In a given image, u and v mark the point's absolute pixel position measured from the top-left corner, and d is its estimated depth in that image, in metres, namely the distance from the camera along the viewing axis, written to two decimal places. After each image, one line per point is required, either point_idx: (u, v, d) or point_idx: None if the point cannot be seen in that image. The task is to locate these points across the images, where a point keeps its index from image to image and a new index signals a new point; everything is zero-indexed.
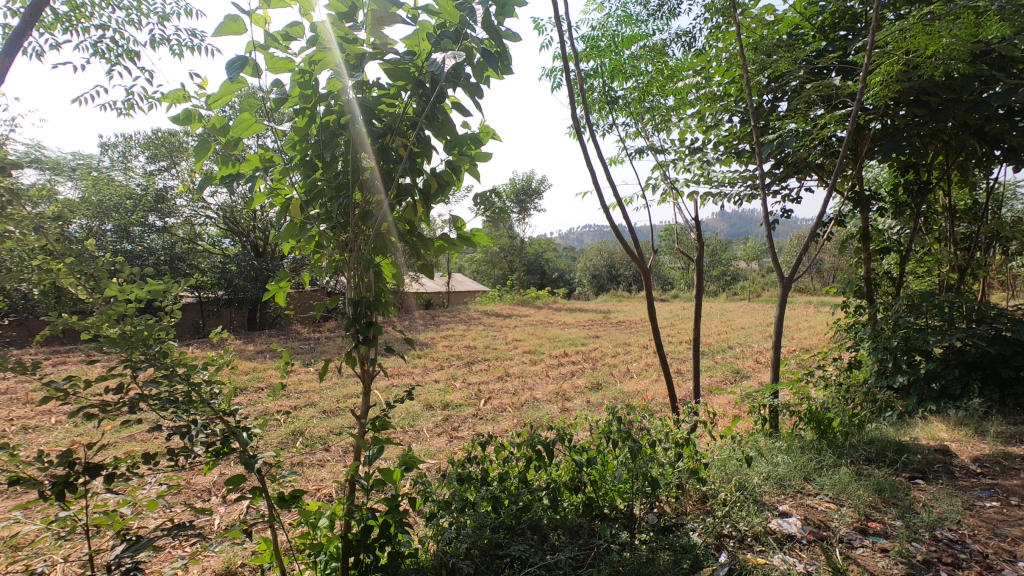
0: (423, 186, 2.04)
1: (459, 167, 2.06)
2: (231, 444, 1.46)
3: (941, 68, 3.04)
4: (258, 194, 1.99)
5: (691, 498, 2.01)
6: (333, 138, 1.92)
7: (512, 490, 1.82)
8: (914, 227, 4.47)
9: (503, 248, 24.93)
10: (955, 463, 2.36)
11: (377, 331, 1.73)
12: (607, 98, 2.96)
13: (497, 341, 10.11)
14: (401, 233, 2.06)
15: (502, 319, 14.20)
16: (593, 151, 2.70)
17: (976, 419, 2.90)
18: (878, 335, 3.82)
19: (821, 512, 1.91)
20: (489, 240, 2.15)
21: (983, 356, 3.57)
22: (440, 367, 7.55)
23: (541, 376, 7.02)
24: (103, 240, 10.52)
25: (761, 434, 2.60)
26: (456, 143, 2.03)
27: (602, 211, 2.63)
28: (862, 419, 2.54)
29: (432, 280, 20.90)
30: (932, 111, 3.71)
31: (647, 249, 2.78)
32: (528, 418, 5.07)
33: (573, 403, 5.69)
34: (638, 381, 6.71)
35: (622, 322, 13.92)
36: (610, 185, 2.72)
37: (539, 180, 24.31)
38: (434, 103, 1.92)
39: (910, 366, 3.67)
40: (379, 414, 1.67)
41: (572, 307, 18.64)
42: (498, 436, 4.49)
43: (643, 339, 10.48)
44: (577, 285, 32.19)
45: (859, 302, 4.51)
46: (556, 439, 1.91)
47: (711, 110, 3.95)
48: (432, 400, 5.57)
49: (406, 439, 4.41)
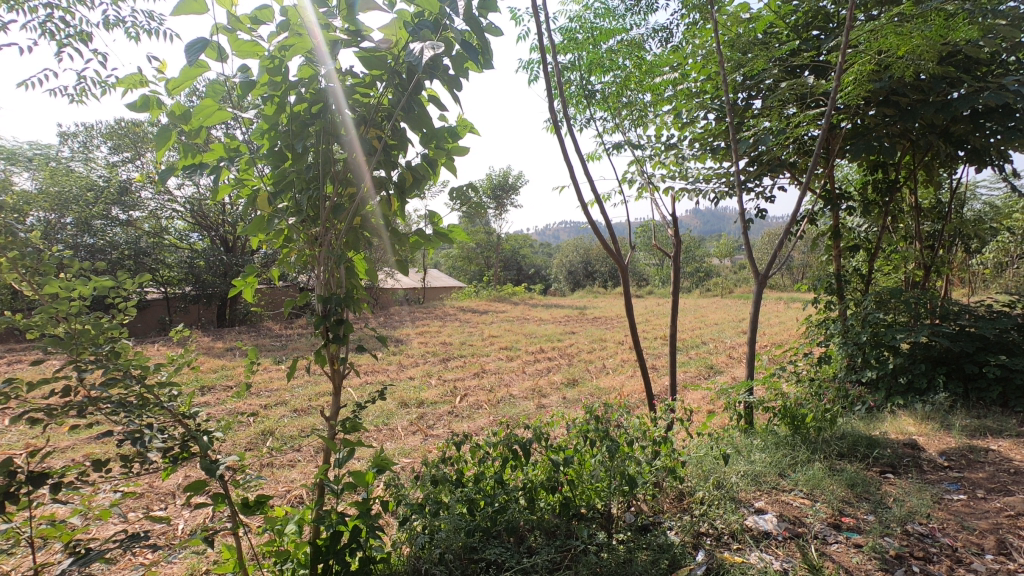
0: (398, 180, 2.00)
1: (436, 162, 2.02)
2: (190, 449, 1.39)
3: (911, 68, 3.08)
4: (223, 185, 1.90)
5: (668, 496, 2.00)
6: (304, 128, 1.84)
7: (488, 491, 1.79)
8: (882, 225, 4.57)
9: (480, 244, 24.87)
10: (924, 457, 2.41)
11: (347, 330, 1.66)
12: (584, 92, 2.92)
13: (474, 337, 10.07)
14: (375, 228, 2.01)
15: (478, 314, 14.14)
16: (572, 146, 2.66)
17: (942, 413, 2.97)
18: (847, 332, 3.89)
19: (796, 508, 1.91)
20: (465, 236, 2.11)
21: (949, 352, 3.66)
22: (416, 364, 7.47)
23: (518, 373, 6.99)
24: (64, 234, 10.13)
25: (736, 430, 2.62)
26: (433, 137, 1.99)
27: (581, 207, 2.59)
28: (835, 414, 2.57)
29: (407, 277, 20.75)
30: (901, 111, 3.79)
31: (626, 248, 2.75)
32: (504, 415, 5.05)
33: (550, 399, 5.67)
34: (613, 377, 6.75)
35: (598, 318, 14.01)
36: (589, 182, 2.68)
37: (515, 175, 24.23)
38: (410, 95, 1.87)
39: (879, 362, 3.75)
40: (350, 417, 1.60)
41: (549, 303, 18.69)
42: (474, 433, 4.46)
43: (618, 335, 10.53)
44: (553, 281, 32.25)
45: (829, 299, 4.60)
46: (533, 438, 1.88)
47: (687, 106, 3.96)
48: (407, 397, 5.50)
49: (380, 438, 4.33)
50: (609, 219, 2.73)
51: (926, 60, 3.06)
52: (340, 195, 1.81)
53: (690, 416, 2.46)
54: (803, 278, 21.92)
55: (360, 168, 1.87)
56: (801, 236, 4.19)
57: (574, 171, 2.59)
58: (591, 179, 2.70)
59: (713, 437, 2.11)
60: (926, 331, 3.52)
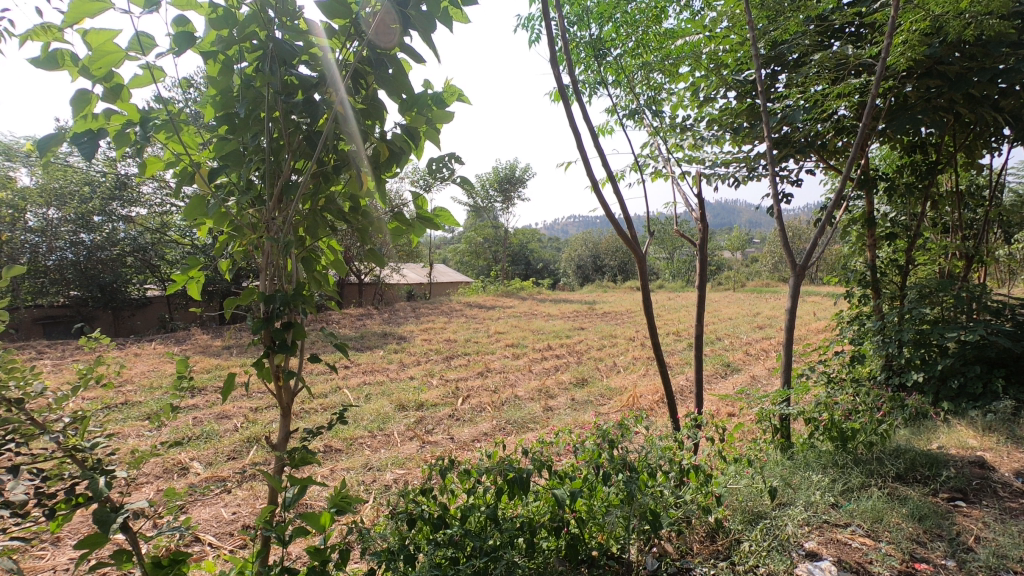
0: (370, 155, 1.67)
1: (417, 132, 1.70)
2: (80, 495, 1.07)
3: (972, 28, 2.68)
4: (152, 157, 1.53)
5: (698, 533, 1.65)
6: (250, 86, 1.50)
7: (477, 533, 1.46)
8: (921, 211, 4.16)
9: (487, 240, 24.57)
10: (996, 479, 2.04)
11: (299, 338, 1.32)
12: (596, 54, 2.54)
13: (479, 334, 9.75)
14: (342, 212, 1.66)
15: (485, 310, 13.80)
16: (581, 115, 2.29)
17: (1006, 423, 2.59)
18: (888, 329, 3.50)
19: (856, 551, 1.55)
20: (455, 222, 1.78)
21: (1006, 352, 3.26)
22: (417, 363, 7.16)
23: (523, 372, 6.64)
24: (61, 230, 9.90)
25: (772, 447, 2.27)
26: (414, 103, 1.67)
27: (591, 186, 2.23)
28: (888, 427, 2.21)
29: (413, 274, 20.44)
30: (949, 81, 3.37)
31: (643, 235, 2.37)
32: (508, 419, 4.71)
33: (557, 401, 5.32)
34: (625, 376, 6.41)
35: (608, 313, 13.61)
36: (600, 157, 2.31)
37: (523, 168, 23.77)
38: (381, 47, 1.54)
39: (925, 363, 3.36)
40: (302, 446, 1.27)
41: (557, 297, 18.28)
42: (474, 441, 4.13)
43: (629, 331, 10.12)
44: (562, 275, 31.81)
45: (862, 293, 4.21)
46: (534, 467, 1.54)
47: (708, 81, 3.57)
48: (405, 399, 5.18)
49: (374, 446, 4.01)
50: (623, 201, 2.36)
51: (991, 16, 2.64)
52: (295, 167, 1.46)
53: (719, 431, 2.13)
54: (819, 272, 21.29)
55: (320, 136, 1.52)
56: (835, 224, 3.78)
57: (582, 147, 2.23)
58: (602, 157, 2.34)
59: (753, 464, 1.75)
60: (980, 329, 3.12)
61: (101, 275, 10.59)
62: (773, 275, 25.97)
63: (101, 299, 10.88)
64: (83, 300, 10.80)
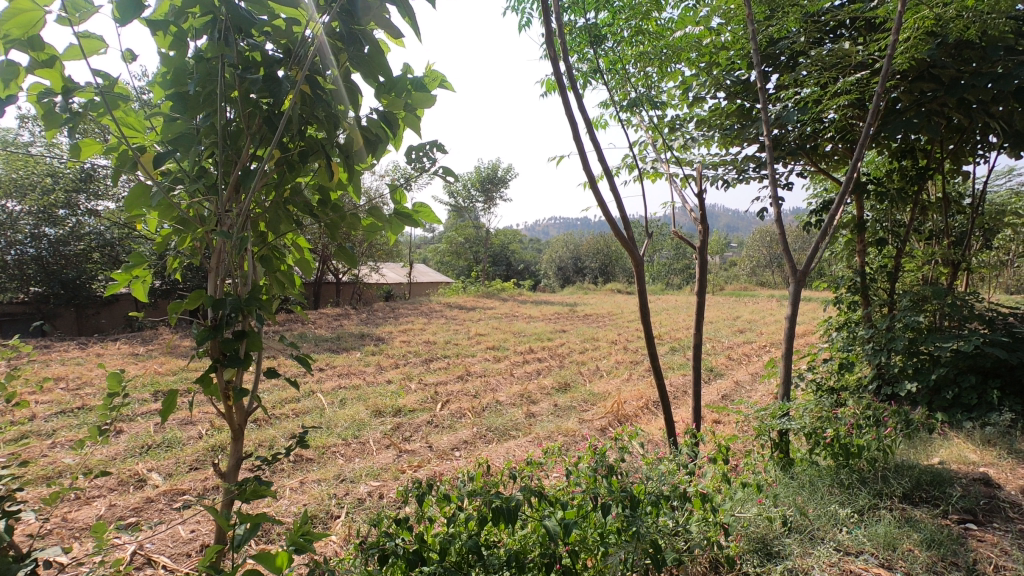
0: (342, 143, 1.49)
1: (395, 120, 1.53)
2: None
3: (974, 29, 2.60)
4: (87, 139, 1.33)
5: (701, 564, 1.51)
6: (204, 60, 1.32)
7: (459, 570, 1.29)
8: (911, 218, 4.11)
9: (468, 240, 24.34)
10: (1004, 498, 1.94)
11: (255, 351, 1.14)
12: (590, 40, 2.41)
13: (459, 335, 9.55)
14: (309, 205, 1.48)
15: (465, 311, 13.59)
16: (575, 106, 2.15)
17: (1005, 436, 2.51)
18: (881, 337, 3.42)
19: None
20: (436, 220, 1.61)
21: (1000, 361, 3.19)
22: (395, 366, 6.94)
23: (505, 376, 6.47)
24: (19, 223, 9.41)
25: (769, 464, 2.15)
26: (392, 87, 1.51)
27: (588, 181, 2.08)
28: (891, 443, 2.10)
29: (392, 274, 20.08)
30: (945, 84, 3.31)
31: (640, 235, 2.23)
32: (490, 425, 4.53)
33: (539, 407, 5.16)
34: (608, 381, 6.28)
35: (590, 315, 13.52)
36: (596, 151, 2.16)
37: (505, 168, 23.59)
38: (355, 21, 1.38)
39: (918, 372, 3.29)
40: (254, 478, 1.09)
41: (539, 299, 18.16)
42: (453, 451, 3.94)
43: (611, 334, 10.02)
44: (543, 277, 31.71)
45: (851, 300, 4.14)
46: (522, 494, 1.39)
47: (700, 79, 3.46)
48: (382, 404, 4.97)
49: (347, 455, 3.80)
50: (620, 199, 2.22)
51: (994, 16, 2.57)
52: (253, 152, 1.28)
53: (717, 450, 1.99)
54: None
55: (283, 118, 1.35)
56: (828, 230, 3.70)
57: (578, 140, 2.09)
58: (598, 150, 2.20)
59: (760, 490, 1.62)
60: (974, 339, 3.05)
61: (63, 271, 10.11)
62: (751, 279, 26.25)
63: (63, 295, 10.39)
64: (44, 297, 10.30)
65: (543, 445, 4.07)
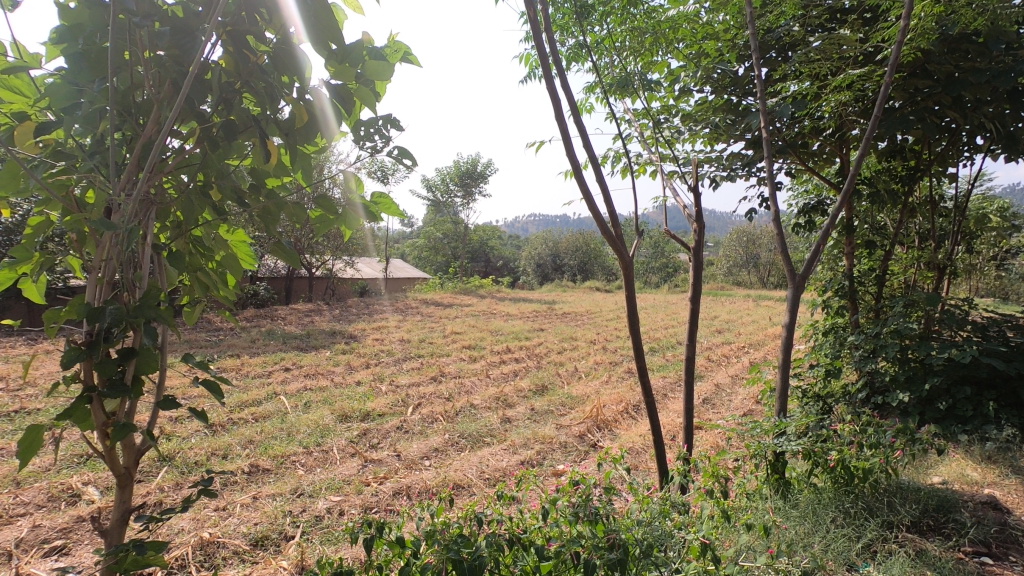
0: (284, 121, 1.27)
1: (350, 96, 1.29)
2: None
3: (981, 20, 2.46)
4: None
5: None
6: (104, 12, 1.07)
7: None
8: (901, 219, 3.98)
9: (446, 235, 24.02)
10: (1016, 526, 1.79)
11: (146, 375, 0.90)
12: (578, 12, 2.21)
13: (434, 333, 9.28)
14: (241, 192, 1.26)
15: (441, 308, 13.29)
16: (560, 83, 1.93)
17: (1004, 453, 2.38)
18: (870, 343, 3.29)
19: None
20: (398, 212, 1.40)
21: (995, 372, 3.08)
22: (366, 366, 6.64)
23: (480, 377, 6.24)
24: None
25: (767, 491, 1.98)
26: (346, 56, 1.27)
27: (572, 169, 1.85)
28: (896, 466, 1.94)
29: (367, 269, 19.62)
30: (944, 81, 3.15)
31: (628, 234, 2.01)
32: (463, 431, 4.30)
33: (516, 411, 4.94)
34: (587, 383, 6.10)
35: (568, 313, 13.38)
36: (582, 137, 1.96)
37: (485, 163, 23.32)
38: None
39: (909, 382, 3.16)
40: (136, 544, 0.85)
41: (516, 296, 17.92)
42: (423, 461, 3.71)
43: (589, 333, 9.86)
44: (521, 273, 31.52)
45: (838, 305, 4.01)
46: (488, 547, 1.18)
47: (688, 71, 3.28)
48: (348, 408, 4.69)
49: (308, 466, 3.54)
50: (607, 192, 2.00)
51: None
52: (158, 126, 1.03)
53: (713, 480, 1.82)
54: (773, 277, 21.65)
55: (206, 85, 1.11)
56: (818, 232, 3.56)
57: (561, 123, 1.87)
58: (583, 136, 1.99)
59: (765, 531, 1.40)
60: (969, 349, 2.93)
61: None
62: (727, 279, 26.42)
63: None
64: None
65: (518, 453, 3.86)
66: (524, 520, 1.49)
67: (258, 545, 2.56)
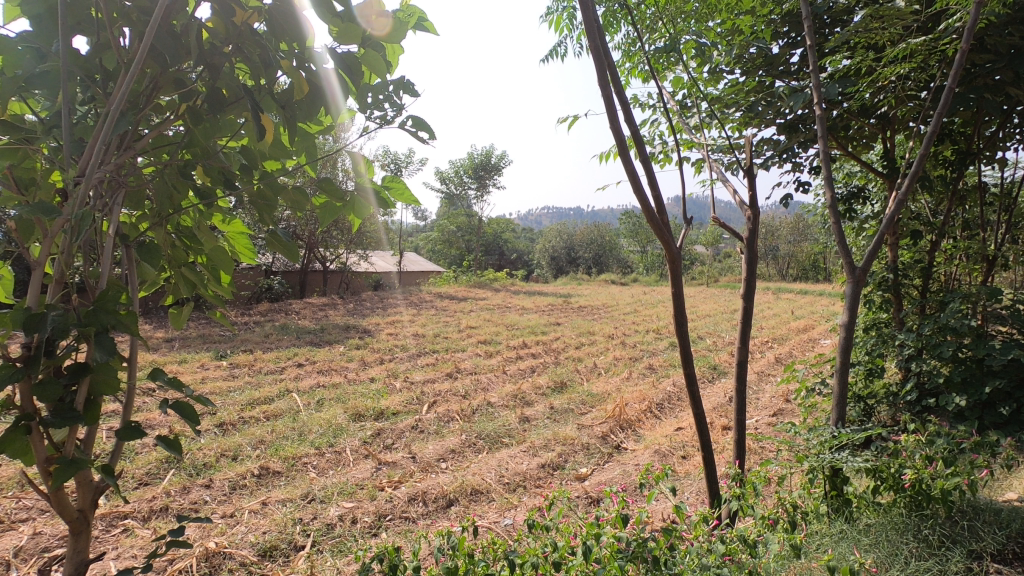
0: (283, 94, 1.09)
1: (360, 66, 1.10)
2: None
3: None
4: None
5: None
6: None
7: None
8: (949, 207, 3.71)
9: (461, 228, 23.87)
10: None
11: (103, 397, 0.73)
12: None
13: (449, 327, 9.13)
14: (232, 173, 1.07)
15: (456, 302, 13.13)
16: (603, 49, 1.72)
17: None
18: (921, 343, 3.05)
19: None
20: (412, 200, 1.22)
21: None
22: (380, 361, 6.51)
23: (497, 373, 6.06)
24: None
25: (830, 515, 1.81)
26: (353, 17, 1.06)
27: (618, 146, 1.64)
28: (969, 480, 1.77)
29: (381, 263, 19.51)
30: (1006, 55, 2.87)
31: (675, 222, 1.80)
32: (481, 431, 4.14)
33: (534, 410, 4.75)
34: (607, 379, 5.90)
35: (584, 307, 13.10)
36: (625, 110, 1.75)
37: (499, 154, 23.13)
38: None
39: (966, 384, 2.92)
40: None
41: (531, 289, 17.66)
42: (439, 463, 3.55)
43: (607, 327, 9.64)
44: (536, 266, 31.27)
45: (882, 298, 3.76)
46: None
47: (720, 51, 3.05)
48: (362, 406, 4.54)
49: (320, 468, 3.40)
50: (652, 173, 1.79)
51: None
52: (124, 94, 0.85)
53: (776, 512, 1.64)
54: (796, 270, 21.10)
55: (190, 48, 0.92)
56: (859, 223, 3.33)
57: (603, 94, 1.66)
58: (626, 110, 1.79)
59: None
60: None
61: None
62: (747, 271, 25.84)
63: None
64: None
65: (539, 455, 3.68)
66: (568, 555, 1.38)
67: (266, 556, 2.42)
